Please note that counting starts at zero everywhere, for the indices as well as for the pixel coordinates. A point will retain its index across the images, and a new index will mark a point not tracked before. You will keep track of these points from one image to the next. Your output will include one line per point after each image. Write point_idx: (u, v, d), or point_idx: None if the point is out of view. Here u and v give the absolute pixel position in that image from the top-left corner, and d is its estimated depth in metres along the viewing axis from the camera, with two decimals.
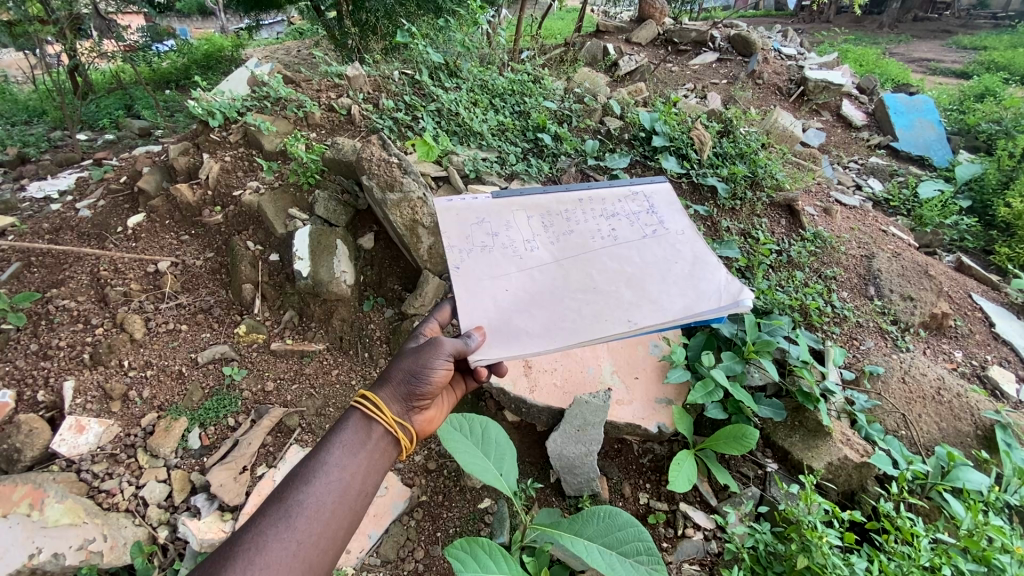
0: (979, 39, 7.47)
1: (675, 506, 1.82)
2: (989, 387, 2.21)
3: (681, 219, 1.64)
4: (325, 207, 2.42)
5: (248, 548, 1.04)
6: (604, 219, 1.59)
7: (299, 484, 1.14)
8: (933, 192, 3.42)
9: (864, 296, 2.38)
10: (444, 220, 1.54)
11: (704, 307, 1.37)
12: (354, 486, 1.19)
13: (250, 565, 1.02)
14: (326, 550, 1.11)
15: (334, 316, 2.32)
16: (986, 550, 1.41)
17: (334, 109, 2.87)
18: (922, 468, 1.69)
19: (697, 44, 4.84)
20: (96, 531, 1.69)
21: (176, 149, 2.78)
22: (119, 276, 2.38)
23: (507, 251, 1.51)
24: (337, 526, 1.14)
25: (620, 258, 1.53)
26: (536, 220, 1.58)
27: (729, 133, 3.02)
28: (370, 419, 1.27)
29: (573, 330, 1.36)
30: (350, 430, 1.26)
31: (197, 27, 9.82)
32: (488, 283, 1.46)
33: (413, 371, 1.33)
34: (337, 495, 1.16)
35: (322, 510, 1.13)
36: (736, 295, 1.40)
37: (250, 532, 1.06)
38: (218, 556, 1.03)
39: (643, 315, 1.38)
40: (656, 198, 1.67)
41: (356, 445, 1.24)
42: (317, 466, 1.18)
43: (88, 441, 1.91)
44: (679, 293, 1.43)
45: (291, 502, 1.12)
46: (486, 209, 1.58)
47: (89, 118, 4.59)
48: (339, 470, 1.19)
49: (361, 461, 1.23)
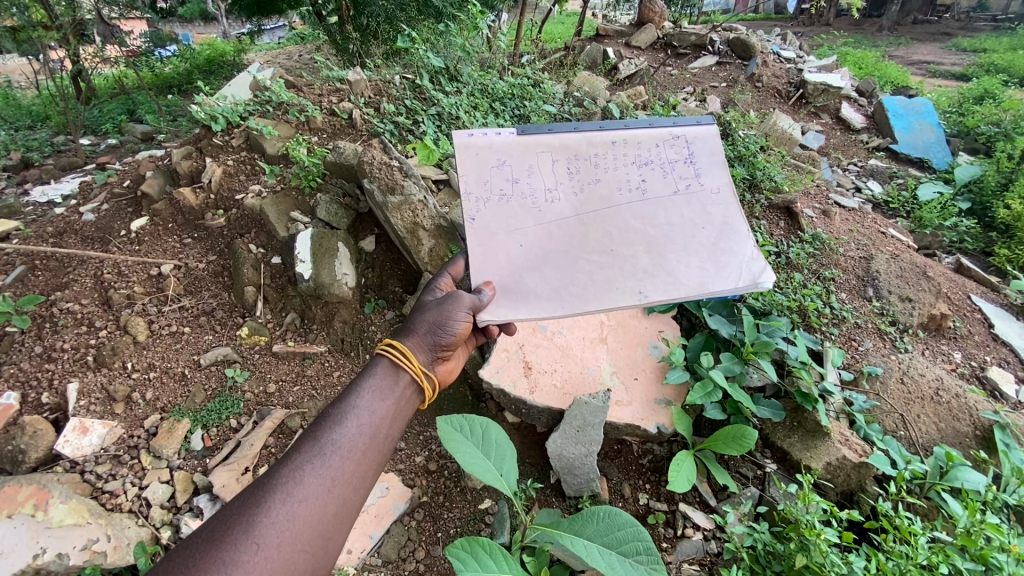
0: (980, 42, 7.47)
1: (675, 506, 1.83)
2: (988, 388, 2.21)
3: (719, 174, 1.61)
4: (326, 210, 2.44)
5: (284, 482, 1.04)
6: (636, 167, 1.56)
7: (331, 424, 1.15)
8: (932, 194, 3.43)
9: (862, 297, 2.39)
10: (464, 158, 1.49)
11: (719, 286, 1.47)
12: (383, 429, 1.21)
13: (287, 498, 1.03)
14: (358, 489, 1.12)
15: (335, 318, 2.33)
16: (984, 549, 1.42)
17: (336, 113, 2.90)
18: (921, 467, 1.72)
19: (696, 48, 4.86)
20: (101, 531, 1.70)
21: (179, 154, 2.81)
22: (123, 278, 2.40)
23: (526, 201, 1.50)
24: (367, 467, 1.15)
25: (643, 216, 1.54)
26: (561, 165, 1.54)
27: (728, 136, 3.04)
28: (397, 367, 1.29)
29: (584, 295, 1.44)
30: (378, 376, 1.27)
31: (199, 32, 9.88)
32: (504, 236, 1.48)
33: (436, 324, 1.37)
34: (368, 436, 1.17)
35: (354, 449, 1.14)
36: (755, 275, 1.49)
37: (285, 468, 1.07)
38: (254, 491, 1.03)
39: (655, 287, 1.46)
40: (697, 144, 1.61)
41: (384, 390, 1.25)
42: (349, 407, 1.19)
43: (92, 442, 1.93)
44: (698, 266, 1.50)
45: (324, 440, 1.12)
46: (509, 149, 1.52)
47: (92, 123, 4.62)
48: (369, 413, 1.20)
49: (389, 405, 1.25)
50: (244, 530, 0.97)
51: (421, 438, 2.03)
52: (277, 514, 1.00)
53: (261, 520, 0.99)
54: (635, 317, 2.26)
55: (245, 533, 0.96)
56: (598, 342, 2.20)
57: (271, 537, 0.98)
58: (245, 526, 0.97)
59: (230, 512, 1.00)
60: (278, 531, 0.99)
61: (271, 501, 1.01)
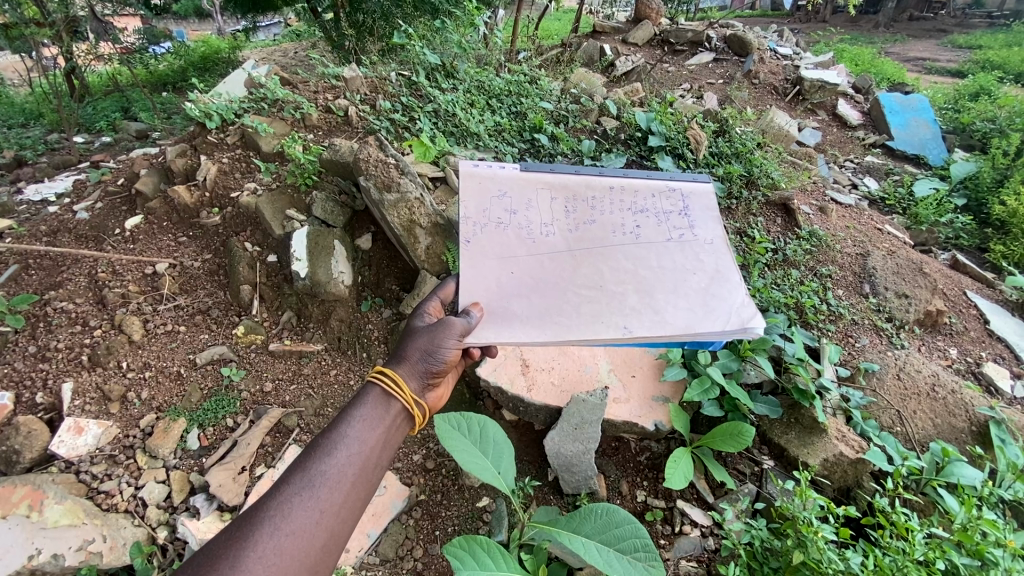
0: (974, 39, 7.48)
1: (673, 503, 1.84)
2: (984, 383, 2.22)
3: (715, 227, 1.57)
4: (323, 208, 2.44)
5: (272, 513, 1.04)
6: (630, 211, 1.54)
7: (321, 454, 1.15)
8: (927, 191, 3.45)
9: (859, 294, 2.39)
10: (466, 184, 1.53)
11: (705, 327, 1.35)
12: (372, 459, 1.20)
13: (276, 530, 1.02)
14: (346, 520, 1.12)
15: (332, 316, 2.32)
16: (980, 544, 1.41)
17: (331, 110, 2.88)
18: (917, 463, 1.72)
19: (693, 45, 4.85)
20: (96, 532, 1.70)
21: (173, 151, 2.79)
22: (117, 277, 2.39)
23: (521, 232, 1.51)
24: (356, 498, 1.14)
25: (636, 259, 1.50)
26: (559, 203, 1.55)
27: (725, 133, 2.99)
28: (389, 395, 1.28)
29: (566, 323, 1.38)
30: (368, 404, 1.26)
31: (194, 29, 9.82)
32: (495, 262, 1.47)
33: (426, 351, 1.36)
34: (358, 467, 1.17)
35: (343, 480, 1.13)
36: (745, 320, 1.37)
37: (273, 498, 1.06)
38: (242, 522, 1.02)
39: (640, 323, 1.37)
40: (693, 198, 1.59)
41: (374, 419, 1.24)
42: (340, 437, 1.18)
43: (87, 442, 1.92)
44: (687, 306, 1.41)
45: (314, 471, 1.11)
46: (509, 182, 1.55)
47: (86, 121, 4.60)
48: (359, 442, 1.19)
49: (380, 435, 1.24)
50: (232, 562, 0.97)
51: (419, 437, 2.02)
52: (265, 547, 1.00)
53: (248, 554, 0.98)
54: None
55: (233, 564, 0.96)
56: None
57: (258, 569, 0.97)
58: (234, 558, 0.97)
59: (218, 544, 1.00)
60: (265, 562, 0.98)
61: (260, 533, 1.01)
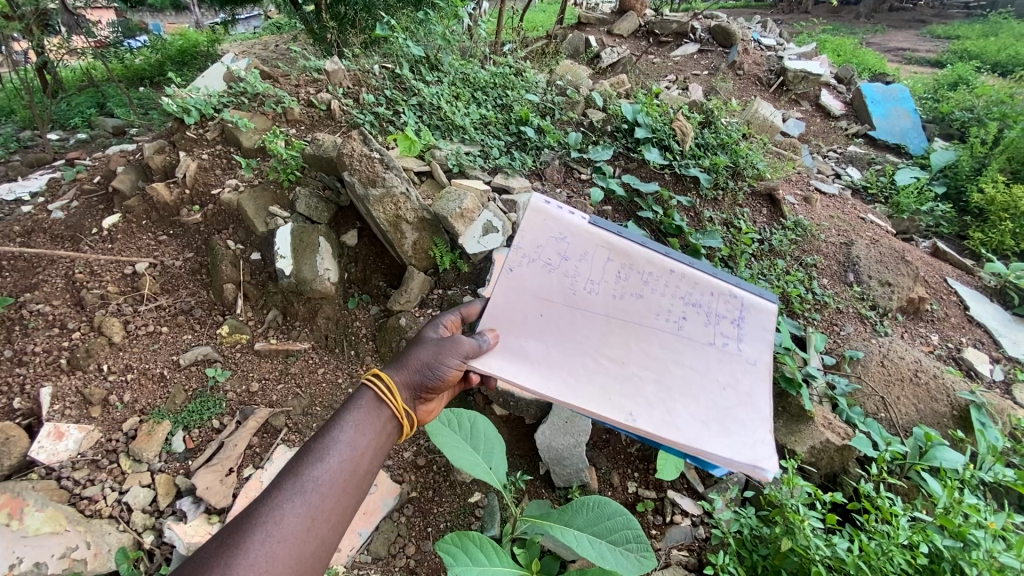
0: (952, 29, 7.58)
1: (664, 493, 1.86)
2: (964, 368, 2.28)
3: (765, 348, 1.35)
4: (306, 204, 2.39)
5: (263, 519, 1.02)
6: (682, 299, 1.33)
7: (313, 459, 1.12)
8: (908, 180, 3.50)
9: (843, 282, 2.42)
10: (530, 216, 1.37)
11: (711, 448, 1.20)
12: (363, 465, 1.17)
13: (266, 537, 1.00)
14: (335, 528, 1.10)
15: (318, 315, 2.29)
16: (962, 526, 1.42)
17: (313, 104, 2.83)
18: (901, 448, 1.75)
19: (677, 35, 4.83)
20: (80, 538, 1.66)
21: (151, 148, 2.71)
22: (95, 278, 2.33)
23: (565, 282, 1.36)
24: (346, 504, 1.12)
25: (670, 351, 1.34)
26: (613, 267, 1.36)
27: (711, 124, 2.96)
28: (381, 401, 1.25)
29: (571, 388, 1.28)
30: (362, 409, 1.23)
31: (172, 22, 9.58)
32: (532, 302, 1.37)
33: (428, 363, 1.32)
34: (349, 472, 1.14)
35: (334, 486, 1.11)
36: (757, 459, 1.20)
37: (265, 503, 1.04)
38: (233, 527, 1.00)
39: (647, 415, 1.24)
40: (753, 314, 1.35)
41: (368, 425, 1.22)
42: (333, 442, 1.16)
43: (68, 447, 1.88)
44: (702, 420, 1.25)
45: (306, 476, 1.09)
46: (574, 228, 1.37)
47: (61, 117, 4.47)
48: (350, 448, 1.16)
49: (372, 441, 1.21)
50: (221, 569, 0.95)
51: (408, 434, 2.01)
52: (254, 555, 0.98)
53: (237, 560, 0.96)
54: None
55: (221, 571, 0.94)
56: None
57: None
58: (222, 565, 0.95)
59: (208, 548, 0.98)
60: (254, 569, 0.97)
61: (250, 539, 0.99)
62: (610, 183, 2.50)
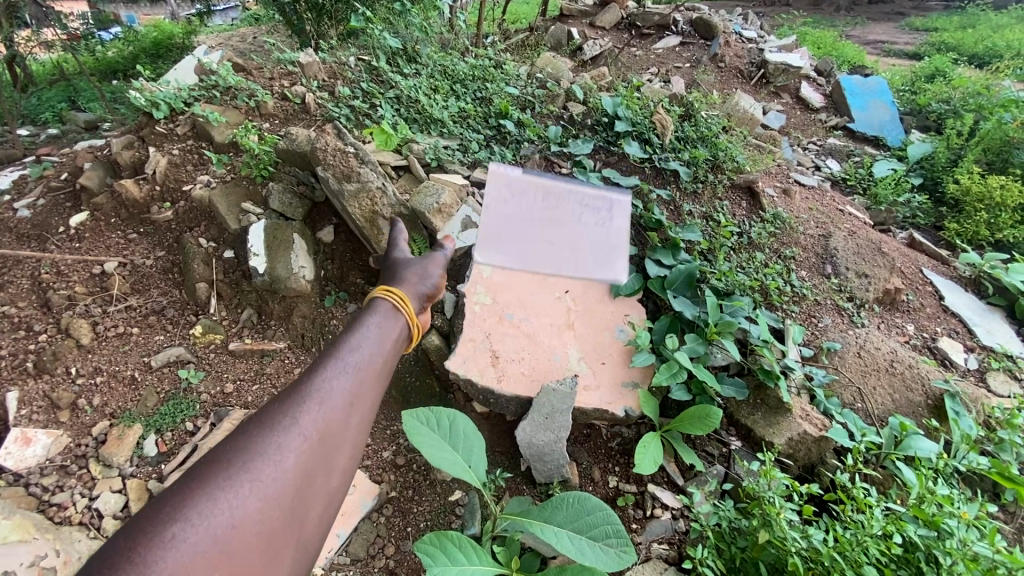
0: (930, 21, 7.65)
1: (644, 487, 1.86)
2: (938, 358, 2.32)
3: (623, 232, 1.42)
4: (280, 201, 2.35)
5: (289, 407, 0.97)
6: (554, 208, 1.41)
7: (334, 355, 1.09)
8: (886, 171, 3.53)
9: (821, 274, 2.44)
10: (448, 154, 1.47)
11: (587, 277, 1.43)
12: (378, 365, 1.14)
13: (294, 422, 0.95)
14: (358, 420, 1.04)
15: (294, 313, 2.25)
16: (935, 516, 1.45)
17: (287, 97, 2.76)
18: (876, 439, 1.76)
19: (659, 28, 4.79)
20: (49, 547, 1.60)
21: (119, 143, 2.63)
22: (62, 278, 2.26)
23: None
24: (368, 398, 1.08)
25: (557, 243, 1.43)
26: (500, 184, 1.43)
27: (691, 117, 2.94)
28: (395, 311, 1.27)
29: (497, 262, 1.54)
30: (379, 313, 1.24)
31: (145, 12, 9.30)
32: None
33: (417, 288, 1.43)
34: (370, 368, 1.11)
35: (352, 381, 1.06)
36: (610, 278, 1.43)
37: (290, 394, 1.00)
38: (258, 418, 0.95)
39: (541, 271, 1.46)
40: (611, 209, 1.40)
41: (384, 328, 1.22)
42: (353, 340, 1.14)
43: (35, 453, 1.82)
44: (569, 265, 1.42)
45: (329, 369, 1.06)
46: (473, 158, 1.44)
47: (29, 112, 4.33)
48: (365, 350, 1.13)
49: (388, 346, 1.20)
50: (249, 452, 0.89)
51: (388, 433, 1.98)
52: (280, 437, 0.93)
53: (265, 444, 0.90)
54: (601, 301, 2.20)
55: (250, 454, 0.89)
56: (565, 329, 2.14)
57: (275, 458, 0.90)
58: (250, 452, 0.89)
59: (230, 441, 0.91)
60: (283, 451, 0.91)
61: (277, 425, 0.94)
62: (590, 177, 2.49)
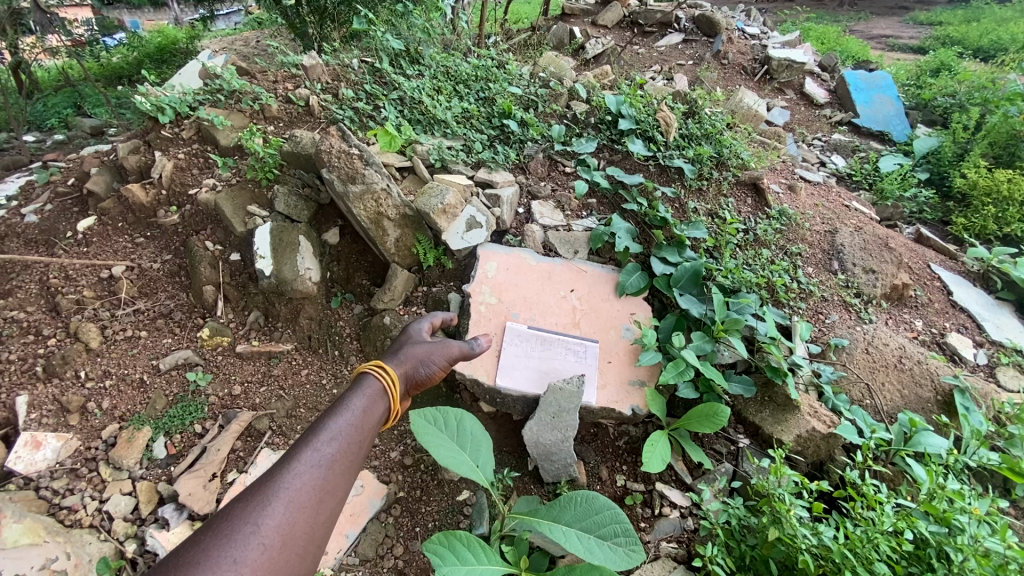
0: (935, 15, 7.57)
1: (652, 486, 1.88)
2: (947, 353, 2.30)
3: None
4: (285, 203, 2.36)
5: (254, 510, 0.99)
6: None
7: (308, 446, 1.13)
8: (892, 166, 3.50)
9: (828, 271, 2.43)
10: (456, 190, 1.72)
11: None
12: (350, 456, 1.17)
13: (257, 528, 0.96)
14: (323, 520, 1.07)
15: (301, 315, 2.26)
16: (946, 512, 1.44)
17: (291, 100, 2.77)
18: (885, 435, 1.77)
19: (662, 26, 4.73)
20: (59, 549, 1.61)
21: (125, 149, 2.64)
22: (70, 283, 2.28)
23: None
24: (336, 495, 1.11)
25: None
26: None
27: (695, 114, 2.92)
28: (383, 392, 1.35)
29: None
30: (363, 395, 1.31)
31: None
32: None
33: (421, 359, 1.54)
34: (342, 461, 1.15)
35: (322, 474, 1.10)
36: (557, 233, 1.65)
37: (256, 494, 1.01)
38: (221, 521, 0.96)
39: None
40: None
41: (366, 412, 1.28)
42: (328, 428, 1.18)
43: (45, 456, 1.83)
44: None
45: (300, 463, 1.09)
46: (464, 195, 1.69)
47: (35, 118, 4.35)
48: (340, 439, 1.18)
49: (366, 432, 1.25)
50: (207, 562, 0.89)
51: (396, 434, 1.99)
52: (240, 547, 0.93)
53: (224, 553, 0.91)
54: (607, 299, 2.21)
55: (206, 566, 0.88)
56: (569, 327, 2.14)
57: (229, 570, 0.89)
58: (205, 562, 0.89)
59: (189, 548, 0.91)
60: (239, 564, 0.91)
61: (238, 532, 0.95)
62: (594, 176, 2.51)
